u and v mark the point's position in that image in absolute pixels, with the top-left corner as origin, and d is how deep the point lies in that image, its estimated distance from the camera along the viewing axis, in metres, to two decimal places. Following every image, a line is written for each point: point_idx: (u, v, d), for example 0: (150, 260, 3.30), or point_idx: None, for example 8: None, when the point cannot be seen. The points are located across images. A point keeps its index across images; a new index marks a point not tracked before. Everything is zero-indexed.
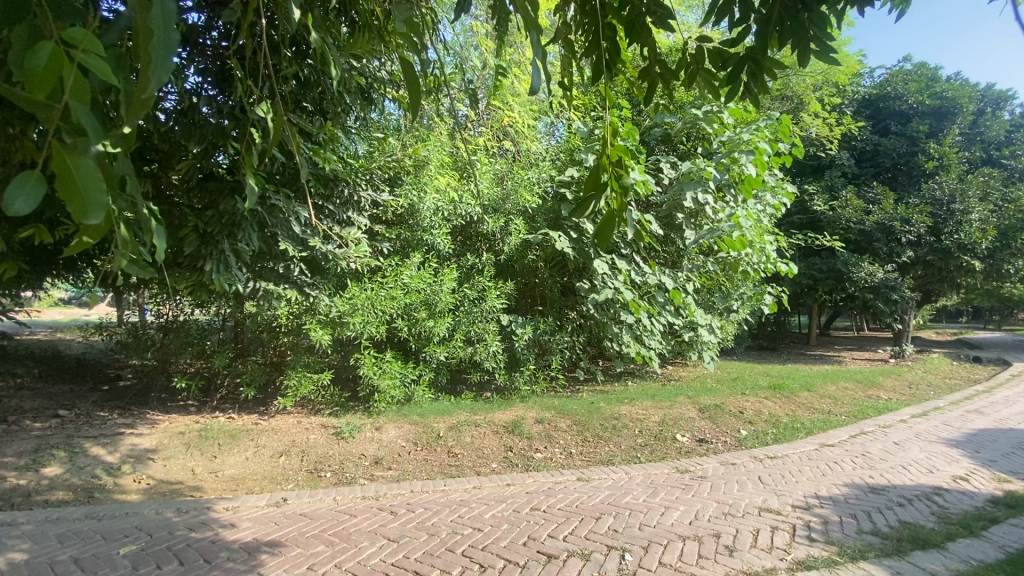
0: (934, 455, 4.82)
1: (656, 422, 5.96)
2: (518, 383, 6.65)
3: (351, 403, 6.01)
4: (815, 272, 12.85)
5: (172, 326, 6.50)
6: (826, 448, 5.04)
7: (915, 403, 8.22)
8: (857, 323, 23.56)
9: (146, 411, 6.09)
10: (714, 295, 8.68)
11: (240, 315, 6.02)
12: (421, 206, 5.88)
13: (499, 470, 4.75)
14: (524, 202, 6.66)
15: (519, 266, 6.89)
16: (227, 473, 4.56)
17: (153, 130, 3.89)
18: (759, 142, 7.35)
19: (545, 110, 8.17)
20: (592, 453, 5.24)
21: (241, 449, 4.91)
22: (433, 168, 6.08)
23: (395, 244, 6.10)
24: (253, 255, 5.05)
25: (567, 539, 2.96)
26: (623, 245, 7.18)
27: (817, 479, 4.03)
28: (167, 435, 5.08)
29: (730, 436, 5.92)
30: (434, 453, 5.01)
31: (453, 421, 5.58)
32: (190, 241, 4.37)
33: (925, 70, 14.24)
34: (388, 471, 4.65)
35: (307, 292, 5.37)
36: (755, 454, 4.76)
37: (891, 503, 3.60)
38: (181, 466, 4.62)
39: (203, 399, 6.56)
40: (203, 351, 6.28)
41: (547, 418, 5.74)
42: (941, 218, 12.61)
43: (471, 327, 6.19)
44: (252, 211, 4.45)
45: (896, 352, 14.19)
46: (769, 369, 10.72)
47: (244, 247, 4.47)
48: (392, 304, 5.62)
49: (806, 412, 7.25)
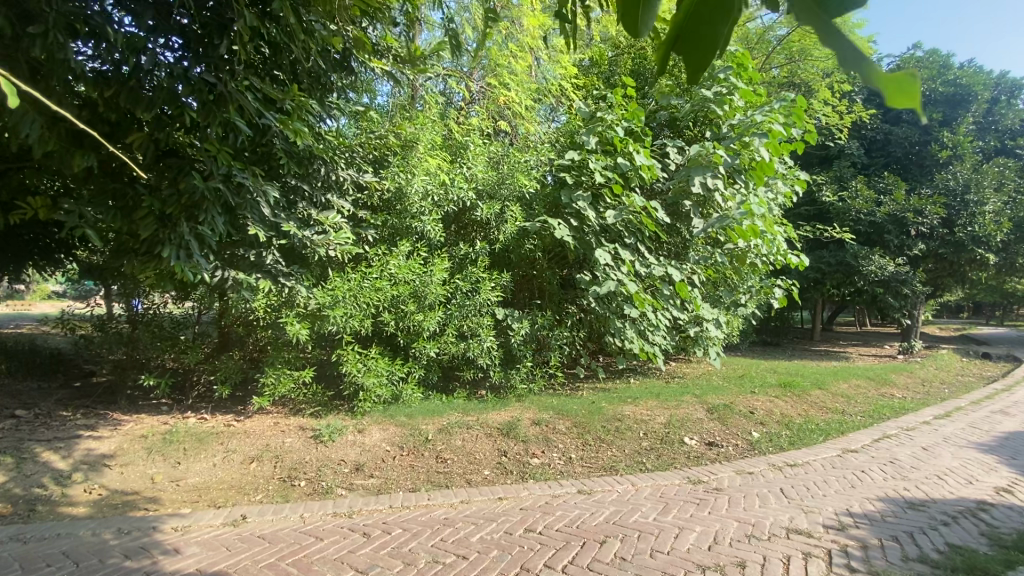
0: (970, 463, 4.39)
1: (662, 424, 5.53)
2: (515, 381, 6.18)
3: (335, 402, 5.58)
4: (824, 265, 12.40)
5: (141, 318, 6.02)
6: (849, 454, 4.61)
7: (933, 403, 7.80)
8: (861, 319, 23.18)
9: (113, 411, 5.64)
10: (720, 289, 8.33)
11: (215, 306, 5.57)
12: (409, 189, 5.46)
13: (492, 478, 4.30)
14: (521, 187, 6.18)
15: (516, 257, 6.43)
16: (190, 482, 4.12)
17: (98, 97, 3.48)
18: (773, 123, 6.81)
19: (544, 92, 7.75)
20: (593, 458, 4.80)
21: (209, 454, 4.47)
22: (421, 149, 5.67)
23: (381, 231, 5.63)
24: (221, 240, 4.56)
25: (566, 571, 2.54)
26: (627, 234, 6.66)
27: (847, 492, 3.60)
28: (129, 438, 4.65)
29: (742, 439, 5.48)
30: (421, 458, 4.57)
31: (443, 422, 5.15)
32: (146, 223, 3.88)
33: (937, 56, 13.78)
34: (369, 480, 4.21)
35: (282, 282, 4.85)
36: (773, 462, 4.33)
37: (934, 522, 3.18)
38: (140, 474, 4.19)
39: (177, 398, 6.11)
40: (175, 345, 5.81)
41: (546, 420, 5.31)
42: (955, 210, 12.16)
43: (463, 322, 5.72)
44: (215, 190, 3.95)
45: (903, 348, 13.77)
46: (776, 365, 10.28)
47: (207, 231, 3.96)
48: (377, 295, 5.17)
49: (820, 412, 6.84)
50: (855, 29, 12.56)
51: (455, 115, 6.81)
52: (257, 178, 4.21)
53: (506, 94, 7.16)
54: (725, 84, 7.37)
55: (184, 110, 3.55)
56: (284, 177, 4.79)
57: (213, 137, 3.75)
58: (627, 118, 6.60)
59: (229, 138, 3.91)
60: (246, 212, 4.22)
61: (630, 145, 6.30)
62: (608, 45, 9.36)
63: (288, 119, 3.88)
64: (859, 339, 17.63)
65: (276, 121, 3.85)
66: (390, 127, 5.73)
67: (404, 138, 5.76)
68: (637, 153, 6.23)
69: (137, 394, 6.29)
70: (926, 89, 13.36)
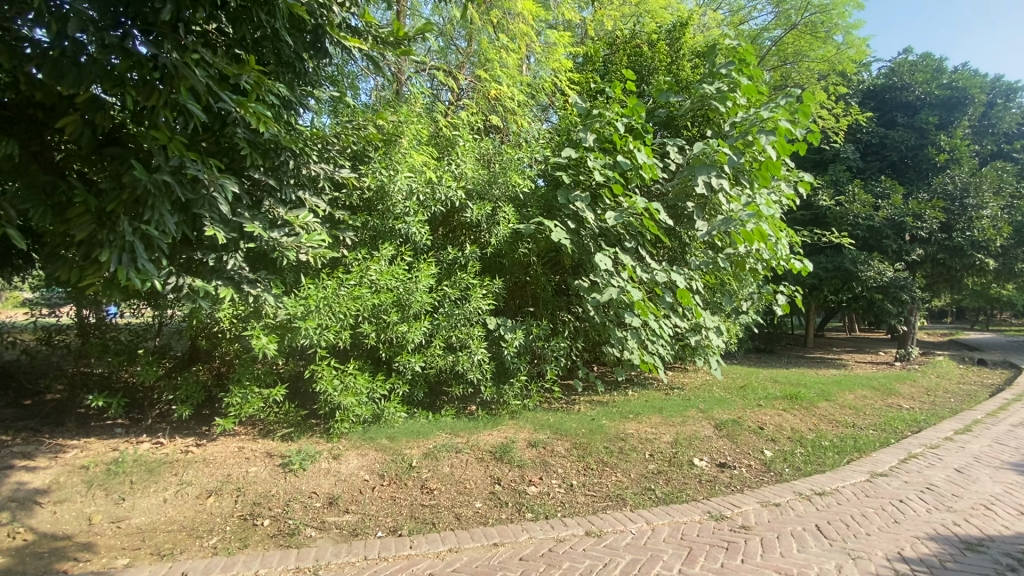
0: (1014, 489, 4.02)
1: (668, 443, 5.04)
2: (508, 397, 5.68)
3: (310, 422, 5.07)
4: (820, 271, 12.09)
5: (91, 330, 5.37)
6: (880, 478, 4.19)
7: (946, 415, 7.44)
8: (850, 324, 23.05)
9: (57, 436, 5.00)
10: (721, 296, 7.90)
11: (175, 317, 4.97)
12: (392, 187, 4.95)
13: (484, 513, 3.79)
14: (514, 186, 5.72)
15: (508, 261, 5.95)
16: (133, 523, 3.55)
17: (16, 70, 2.95)
18: (781, 120, 6.29)
19: (537, 89, 7.39)
20: (596, 485, 4.26)
21: (159, 487, 3.88)
22: (406, 143, 5.21)
23: (361, 233, 5.11)
24: (173, 242, 4.00)
25: None
26: (628, 237, 6.15)
27: (893, 529, 3.17)
28: (67, 469, 4.05)
29: (755, 460, 4.97)
30: (404, 489, 4.05)
31: (428, 446, 4.65)
32: (82, 223, 3.33)
33: (931, 60, 13.69)
34: (344, 517, 3.69)
35: (246, 290, 4.22)
36: (799, 490, 3.86)
37: (1000, 568, 2.76)
38: (76, 515, 3.60)
39: (135, 418, 5.54)
40: (132, 361, 5.24)
41: (543, 441, 4.82)
42: (953, 214, 11.87)
43: (452, 332, 5.21)
44: (164, 184, 3.39)
45: (903, 355, 13.39)
46: (776, 375, 9.87)
47: (153, 230, 3.39)
48: (356, 304, 4.63)
49: (831, 426, 6.41)
50: (852, 29, 12.31)
51: (443, 111, 6.35)
52: (214, 171, 3.62)
53: (498, 88, 6.83)
54: (726, 80, 7.05)
55: (123, 88, 3.04)
56: (246, 171, 4.20)
57: (161, 122, 3.23)
58: (626, 114, 6.19)
59: (180, 123, 3.38)
60: (203, 210, 3.62)
61: (631, 142, 5.86)
62: (600, 42, 8.97)
63: (247, 100, 3.28)
64: (853, 345, 17.36)
65: (235, 103, 3.30)
66: (370, 117, 5.21)
67: (385, 131, 5.27)
68: (638, 150, 5.76)
69: (89, 414, 5.65)
70: (921, 92, 13.27)
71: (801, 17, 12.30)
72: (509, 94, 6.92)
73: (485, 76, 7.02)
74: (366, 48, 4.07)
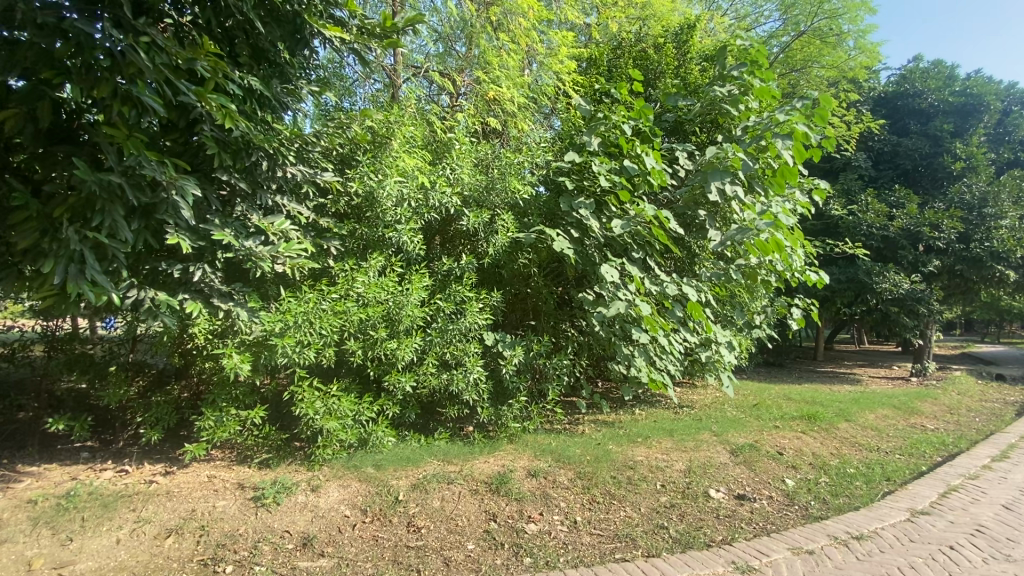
0: None
1: (681, 472, 4.59)
2: (506, 419, 5.25)
3: (291, 448, 4.64)
4: (833, 282, 11.62)
5: (60, 343, 4.92)
6: (922, 519, 3.76)
7: (975, 437, 6.94)
8: (857, 337, 22.49)
9: (15, 463, 4.58)
10: (731, 309, 7.47)
11: (146, 332, 4.55)
12: (380, 192, 4.55)
13: (477, 557, 3.35)
14: (514, 192, 5.38)
15: (508, 273, 5.56)
16: (77, 569, 3.11)
17: None
18: (799, 123, 5.75)
19: (537, 93, 7.06)
20: (601, 521, 3.81)
21: (113, 526, 3.47)
22: (396, 145, 4.83)
23: (349, 242, 4.70)
24: (134, 251, 3.62)
25: None
26: (635, 247, 5.73)
27: None
28: (12, 505, 3.64)
29: (776, 490, 4.47)
30: (388, 527, 3.62)
31: (417, 476, 4.23)
32: (24, 231, 2.96)
33: (943, 67, 13.35)
34: (318, 562, 3.25)
35: (216, 304, 3.81)
36: (834, 533, 3.54)
37: None
38: (14, 559, 3.16)
39: (103, 442, 5.11)
40: (102, 380, 4.85)
41: (544, 470, 4.39)
42: (972, 224, 11.39)
43: (445, 349, 4.79)
44: (116, 187, 3.02)
45: (918, 370, 12.77)
46: (789, 392, 9.36)
47: (103, 237, 3.00)
48: (340, 320, 4.23)
49: (855, 449, 5.90)
50: (863, 35, 11.98)
51: (439, 114, 6.01)
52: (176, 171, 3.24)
53: (496, 89, 6.49)
54: (738, 83, 6.65)
55: (64, 77, 2.71)
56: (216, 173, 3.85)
57: (112, 116, 2.88)
58: (632, 117, 5.79)
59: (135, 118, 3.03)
60: (164, 216, 3.24)
61: (638, 146, 5.48)
62: (604, 45, 8.66)
63: (206, 90, 2.97)
64: (864, 359, 16.76)
65: (194, 92, 2.96)
66: (358, 118, 4.84)
67: (376, 132, 4.90)
68: (646, 154, 5.37)
69: (55, 436, 5.23)
70: (935, 99, 12.97)
71: (810, 23, 12.08)
72: (508, 96, 6.57)
73: (483, 78, 6.67)
74: (348, 38, 3.68)
